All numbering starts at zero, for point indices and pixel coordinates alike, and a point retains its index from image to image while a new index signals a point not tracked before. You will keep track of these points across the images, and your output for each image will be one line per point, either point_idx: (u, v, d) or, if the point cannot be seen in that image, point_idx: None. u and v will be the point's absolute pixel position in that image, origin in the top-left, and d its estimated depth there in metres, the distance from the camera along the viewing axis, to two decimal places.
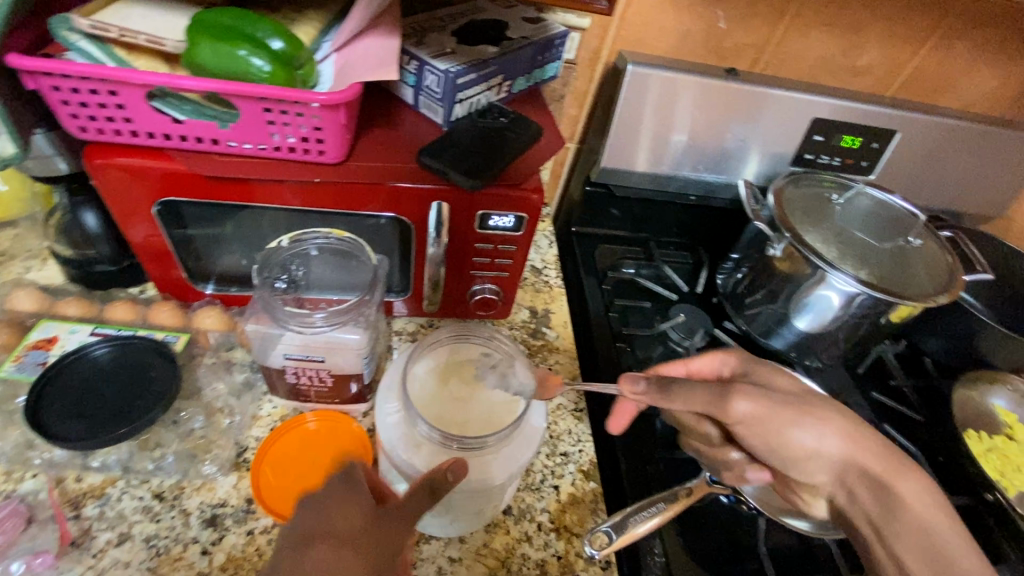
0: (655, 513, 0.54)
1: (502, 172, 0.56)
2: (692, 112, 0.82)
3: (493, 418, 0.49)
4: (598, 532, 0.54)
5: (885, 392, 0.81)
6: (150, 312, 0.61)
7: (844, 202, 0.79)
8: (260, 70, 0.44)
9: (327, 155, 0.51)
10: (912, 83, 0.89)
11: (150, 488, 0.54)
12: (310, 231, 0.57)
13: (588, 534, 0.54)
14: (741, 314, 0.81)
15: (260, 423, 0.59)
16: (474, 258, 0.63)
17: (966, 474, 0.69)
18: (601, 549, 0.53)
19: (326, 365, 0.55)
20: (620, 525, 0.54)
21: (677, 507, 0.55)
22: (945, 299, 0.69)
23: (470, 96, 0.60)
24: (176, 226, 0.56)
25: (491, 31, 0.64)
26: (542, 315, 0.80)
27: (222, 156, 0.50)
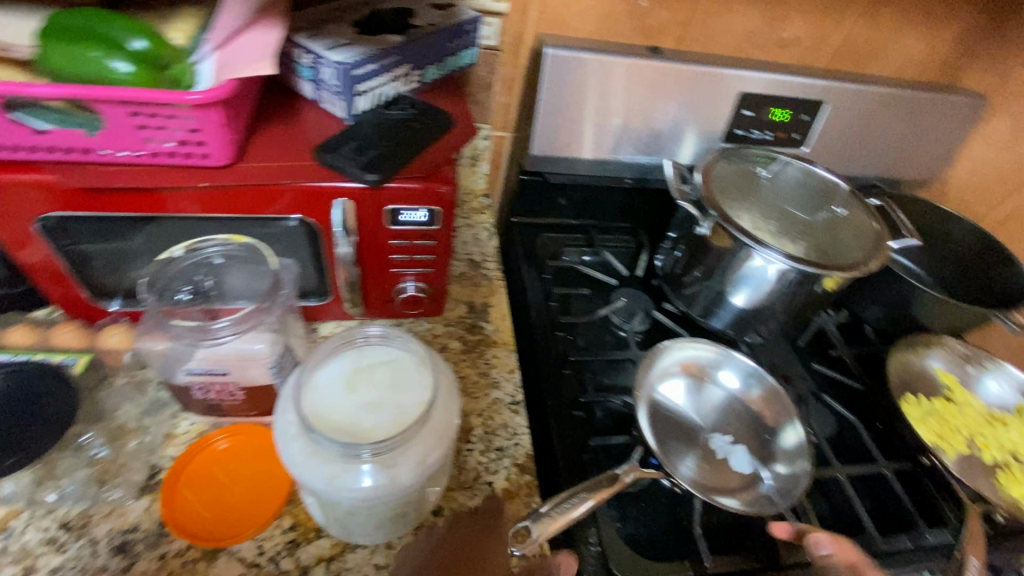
0: (576, 502, 0.53)
1: (406, 164, 0.54)
2: (619, 93, 0.80)
3: (398, 419, 0.46)
4: (520, 529, 0.52)
5: (826, 362, 0.81)
6: (51, 334, 0.58)
7: (770, 176, 0.79)
8: (120, 73, 0.42)
9: (213, 157, 0.49)
10: (841, 52, 0.89)
11: (56, 518, 0.51)
12: (204, 238, 0.55)
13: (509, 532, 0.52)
14: (680, 295, 0.80)
15: (175, 442, 0.57)
16: (392, 255, 0.60)
17: (903, 440, 0.70)
18: (522, 544, 0.51)
19: (231, 379, 0.52)
20: (542, 519, 0.52)
21: (602, 494, 0.55)
22: (873, 266, 0.69)
23: (373, 87, 0.57)
24: (66, 241, 0.53)
25: (394, 20, 0.62)
26: (480, 308, 0.78)
27: (99, 166, 0.48)
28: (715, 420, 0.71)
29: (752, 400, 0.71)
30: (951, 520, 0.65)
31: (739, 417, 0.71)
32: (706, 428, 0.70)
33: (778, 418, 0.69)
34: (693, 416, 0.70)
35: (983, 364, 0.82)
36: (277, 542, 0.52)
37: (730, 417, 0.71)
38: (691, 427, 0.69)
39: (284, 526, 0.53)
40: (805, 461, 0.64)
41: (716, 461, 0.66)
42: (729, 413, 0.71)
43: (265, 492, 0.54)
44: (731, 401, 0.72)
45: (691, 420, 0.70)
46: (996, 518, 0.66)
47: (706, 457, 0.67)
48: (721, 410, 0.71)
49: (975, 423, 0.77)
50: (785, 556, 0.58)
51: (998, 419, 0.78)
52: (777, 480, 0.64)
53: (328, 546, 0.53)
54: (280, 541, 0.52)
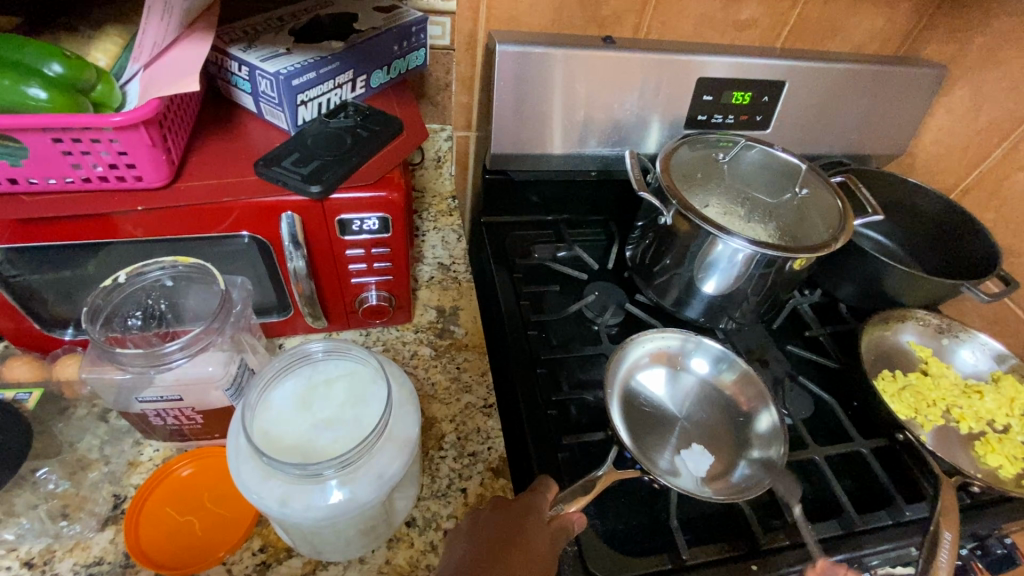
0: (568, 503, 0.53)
1: (352, 173, 0.53)
2: (577, 85, 0.79)
3: (353, 434, 0.45)
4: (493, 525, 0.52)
5: (802, 344, 0.81)
6: (5, 368, 0.56)
7: (730, 160, 0.78)
8: (36, 99, 0.41)
9: (149, 179, 0.48)
10: (799, 31, 0.88)
11: (18, 557, 0.50)
12: (150, 261, 0.52)
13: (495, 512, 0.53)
14: (651, 285, 0.80)
15: (140, 470, 0.56)
16: (348, 266, 0.59)
17: (879, 417, 0.70)
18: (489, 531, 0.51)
19: (187, 403, 0.51)
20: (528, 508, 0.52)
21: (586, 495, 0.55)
22: (838, 245, 0.69)
23: (314, 96, 0.56)
24: (10, 273, 0.52)
25: (335, 26, 0.61)
26: (450, 312, 0.76)
27: (29, 196, 0.46)
28: (690, 409, 0.70)
29: (725, 385, 0.71)
30: (929, 494, 0.65)
31: (714, 403, 0.70)
32: (683, 418, 0.69)
33: (752, 402, 0.69)
34: (667, 407, 0.70)
35: (956, 335, 0.82)
36: (247, 564, 0.51)
37: (704, 405, 0.70)
38: (666, 419, 0.69)
39: (254, 547, 0.52)
40: (780, 445, 0.63)
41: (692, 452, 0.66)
42: (704, 401, 0.71)
43: (234, 513, 0.53)
44: (704, 388, 0.72)
45: (666, 411, 0.70)
46: (973, 489, 0.66)
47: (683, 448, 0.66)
48: (695, 398, 0.71)
49: (951, 395, 0.77)
50: (763, 542, 0.58)
51: (973, 389, 0.78)
52: (753, 466, 0.64)
53: (299, 565, 0.52)
54: (250, 563, 0.51)
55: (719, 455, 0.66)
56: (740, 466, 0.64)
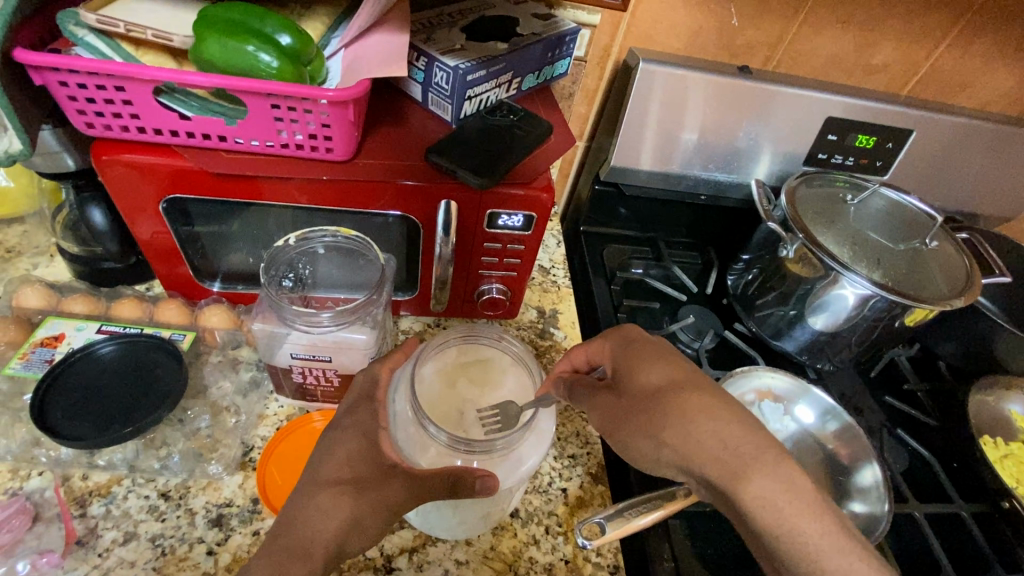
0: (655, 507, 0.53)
1: (511, 172, 0.55)
2: (704, 110, 0.81)
3: (501, 421, 0.48)
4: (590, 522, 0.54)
5: (898, 396, 0.79)
6: (156, 309, 0.60)
7: (857, 203, 0.77)
8: (268, 66, 0.44)
9: (334, 152, 0.51)
10: (928, 80, 0.87)
11: (156, 487, 0.53)
12: (317, 228, 0.56)
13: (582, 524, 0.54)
14: (752, 316, 0.80)
15: (266, 423, 0.59)
16: (483, 257, 0.62)
17: (981, 482, 0.68)
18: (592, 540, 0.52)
19: (332, 365, 0.54)
20: (613, 519, 0.53)
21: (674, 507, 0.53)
22: (962, 302, 0.68)
23: (479, 93, 0.59)
24: (184, 222, 0.55)
25: (501, 29, 0.63)
26: (549, 315, 0.79)
27: (228, 153, 0.50)
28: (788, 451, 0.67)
29: (827, 437, 0.68)
30: None
31: (811, 451, 0.67)
32: None
33: (854, 456, 0.65)
34: None
35: None
36: None
37: (802, 451, 0.67)
38: None
39: None
40: (884, 503, 0.60)
41: None
42: (801, 445, 0.68)
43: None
44: (803, 435, 0.69)
45: None
46: None
47: None
48: (793, 440, 0.68)
49: None
50: None
51: None
52: (854, 519, 0.61)
53: (410, 537, 0.54)
54: None
55: None
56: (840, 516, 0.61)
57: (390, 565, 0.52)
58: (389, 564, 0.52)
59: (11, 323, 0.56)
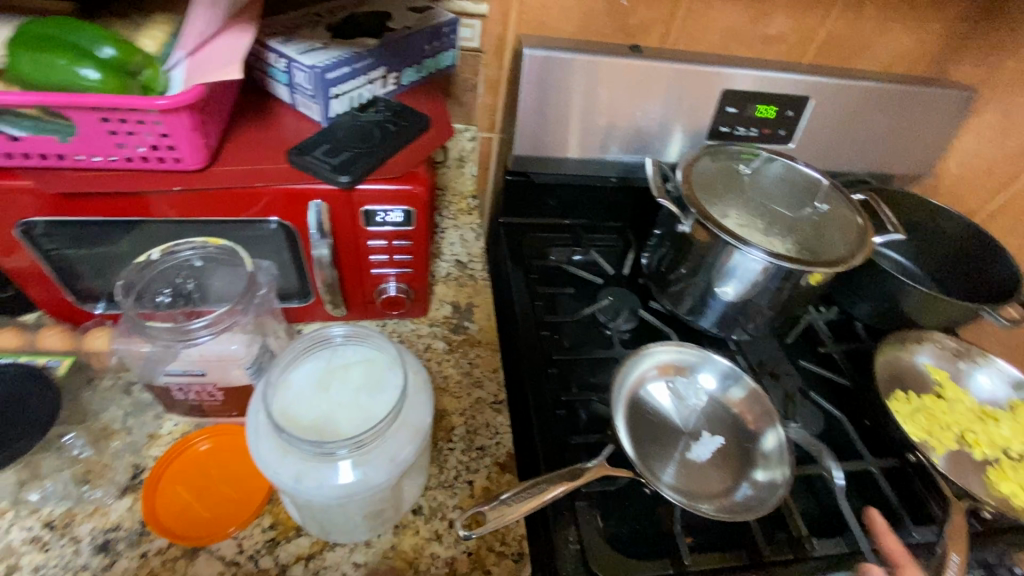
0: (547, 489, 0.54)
1: (380, 167, 0.55)
2: (602, 93, 0.81)
3: (369, 419, 0.47)
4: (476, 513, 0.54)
5: (814, 360, 0.80)
6: (38, 337, 0.59)
7: (752, 172, 0.78)
8: (89, 79, 0.43)
9: (185, 162, 0.50)
10: (827, 47, 0.88)
11: (40, 517, 0.52)
12: (183, 240, 0.55)
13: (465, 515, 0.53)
14: (666, 293, 0.80)
15: (159, 442, 0.58)
16: (370, 256, 0.61)
17: (889, 437, 0.70)
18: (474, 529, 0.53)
19: (210, 379, 0.53)
20: (499, 506, 0.53)
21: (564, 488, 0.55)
22: (858, 262, 0.69)
23: (347, 90, 0.58)
24: (50, 247, 0.54)
25: (370, 24, 0.62)
26: (464, 309, 0.79)
27: (75, 171, 0.49)
28: (697, 423, 0.68)
29: (733, 403, 0.69)
30: (937, 519, 0.64)
31: (721, 420, 0.68)
32: (688, 430, 0.67)
33: (760, 422, 0.66)
34: (674, 418, 0.68)
35: (974, 360, 0.81)
36: (256, 540, 0.53)
37: (712, 421, 0.68)
38: (672, 431, 0.67)
39: (264, 524, 0.54)
40: (785, 466, 0.61)
41: (699, 464, 0.64)
42: (712, 417, 0.68)
43: (249, 490, 0.55)
44: (711, 405, 0.69)
45: (672, 422, 0.67)
46: (983, 515, 0.65)
47: (687, 461, 0.64)
48: (704, 412, 0.68)
49: (965, 419, 0.76)
50: (766, 553, 0.57)
51: (988, 415, 0.77)
52: (756, 487, 0.61)
53: (307, 544, 0.53)
54: (260, 539, 0.53)
55: (726, 470, 0.64)
56: (743, 485, 0.62)
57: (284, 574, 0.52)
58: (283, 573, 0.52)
59: None
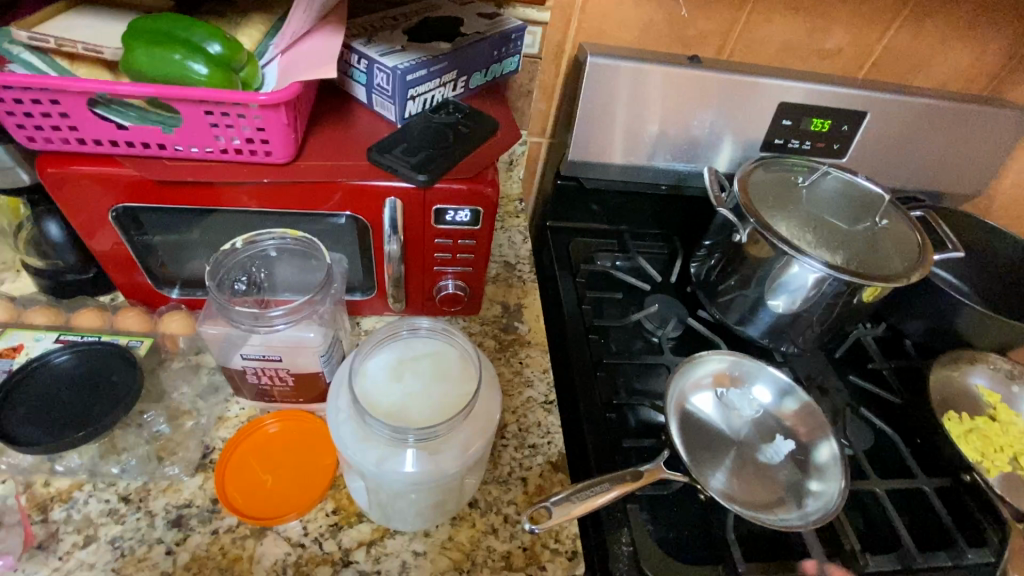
0: (604, 490, 0.55)
1: (455, 167, 0.57)
2: (657, 102, 0.82)
3: (443, 410, 0.48)
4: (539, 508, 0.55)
5: (863, 375, 0.80)
6: (116, 318, 0.61)
7: (809, 184, 0.78)
8: (198, 74, 0.45)
9: (274, 155, 0.52)
10: (882, 63, 0.88)
11: (116, 491, 0.54)
12: (265, 232, 0.57)
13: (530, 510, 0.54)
14: (714, 302, 0.81)
15: (227, 424, 0.60)
16: (435, 254, 0.63)
17: (943, 456, 0.69)
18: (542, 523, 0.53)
19: (285, 364, 0.55)
20: (562, 503, 0.54)
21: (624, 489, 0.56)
22: (916, 278, 0.69)
23: (422, 92, 0.60)
24: (136, 232, 0.56)
25: (444, 29, 0.64)
26: (514, 309, 0.80)
27: (170, 161, 0.51)
28: (748, 432, 0.68)
29: (786, 415, 0.69)
30: (993, 540, 0.63)
31: (772, 432, 0.68)
32: (739, 440, 0.67)
33: (813, 435, 0.66)
34: (725, 427, 0.68)
35: None
36: (320, 524, 0.55)
37: (763, 432, 0.68)
38: (723, 439, 0.67)
39: (327, 509, 0.56)
40: (841, 480, 0.61)
41: (751, 474, 0.64)
42: (762, 427, 0.68)
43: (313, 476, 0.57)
44: (763, 416, 0.69)
45: (723, 431, 0.67)
46: None
47: (738, 469, 0.64)
48: (755, 423, 0.68)
49: (1020, 443, 0.75)
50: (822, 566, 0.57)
51: None
52: (812, 498, 0.61)
53: (368, 531, 0.55)
54: (324, 523, 0.55)
55: (778, 480, 0.64)
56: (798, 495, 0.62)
57: (347, 558, 0.53)
58: (346, 558, 0.53)
59: None
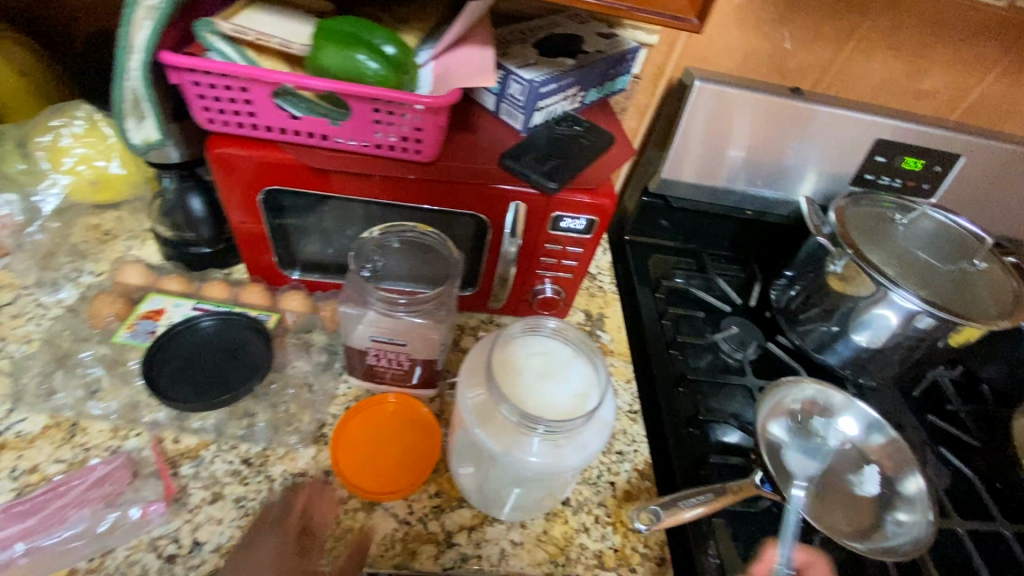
0: (701, 502, 0.57)
1: (577, 177, 0.60)
2: (753, 129, 0.84)
3: (567, 407, 0.50)
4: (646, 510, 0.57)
5: (940, 416, 0.80)
6: (242, 292, 0.65)
7: (906, 223, 0.79)
8: (373, 72, 0.49)
9: (421, 154, 0.56)
10: (977, 108, 0.89)
11: (239, 453, 0.57)
12: (398, 223, 0.60)
13: (636, 510, 0.57)
14: (794, 329, 0.81)
15: (337, 402, 0.63)
16: (543, 258, 0.65)
17: None
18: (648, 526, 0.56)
19: (406, 349, 0.59)
20: (668, 507, 0.56)
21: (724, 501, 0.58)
22: (1010, 324, 0.69)
23: (549, 104, 0.63)
24: (276, 213, 0.60)
25: (569, 46, 0.68)
26: (596, 318, 0.82)
27: (327, 151, 0.55)
28: (832, 460, 0.69)
29: (871, 449, 0.69)
30: None
31: (855, 461, 0.68)
32: (824, 466, 0.68)
33: (897, 470, 0.67)
34: (809, 452, 0.68)
35: None
36: (424, 505, 0.57)
37: (846, 461, 0.68)
38: (808, 463, 0.68)
39: (431, 491, 0.58)
40: (930, 510, 0.62)
41: (835, 500, 0.65)
42: (845, 456, 0.69)
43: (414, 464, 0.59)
44: (847, 444, 0.70)
45: (808, 456, 0.68)
46: None
47: (823, 494, 0.65)
48: (838, 451, 0.69)
49: None
50: None
51: None
52: (901, 526, 0.62)
53: (469, 516, 0.57)
54: (427, 504, 0.57)
55: (863, 509, 0.65)
56: (887, 522, 0.63)
57: (450, 540, 0.55)
58: (449, 539, 0.55)
59: (117, 298, 0.62)
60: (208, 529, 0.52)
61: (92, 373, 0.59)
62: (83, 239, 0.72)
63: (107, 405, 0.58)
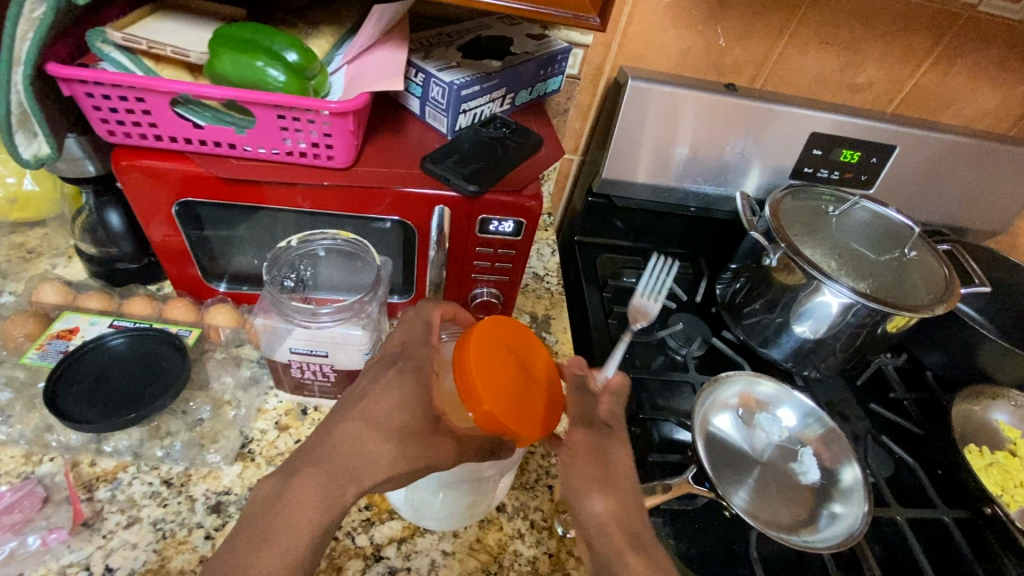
0: None
1: (502, 179, 0.59)
2: (693, 126, 0.84)
3: None
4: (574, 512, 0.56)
5: (884, 404, 0.80)
6: (165, 307, 0.63)
7: (840, 214, 0.80)
8: (276, 80, 0.49)
9: (335, 160, 0.55)
10: (912, 99, 0.90)
11: (159, 474, 0.56)
12: (318, 232, 0.58)
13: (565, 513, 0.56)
14: (740, 323, 0.82)
15: (265, 416, 0.62)
16: (475, 261, 0.64)
17: (965, 488, 0.69)
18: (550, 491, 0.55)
19: (329, 360, 0.58)
20: None
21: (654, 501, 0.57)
22: (943, 309, 0.70)
23: (473, 107, 0.63)
24: (195, 225, 0.58)
25: (496, 47, 0.67)
26: (542, 320, 0.82)
27: (238, 160, 0.54)
28: (772, 454, 0.68)
29: (809, 441, 0.70)
30: (1011, 573, 0.64)
31: (793, 454, 0.68)
32: (763, 459, 0.67)
33: (835, 462, 0.67)
34: (748, 446, 0.68)
35: None
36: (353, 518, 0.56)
37: (786, 455, 0.68)
38: (746, 458, 0.67)
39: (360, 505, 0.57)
40: (864, 503, 0.62)
41: (773, 494, 0.65)
42: (786, 450, 0.69)
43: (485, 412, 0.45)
44: (788, 438, 0.70)
45: (747, 450, 0.68)
46: None
47: (760, 489, 0.65)
48: (779, 446, 0.69)
49: None
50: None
51: None
52: (836, 520, 0.62)
53: (399, 528, 0.56)
54: (356, 518, 0.56)
55: (801, 501, 0.65)
56: (821, 516, 0.63)
57: (378, 554, 0.54)
58: (377, 553, 0.54)
59: (30, 318, 0.60)
60: (122, 554, 0.50)
61: (2, 397, 0.57)
62: (4, 259, 0.70)
63: (17, 430, 0.56)
